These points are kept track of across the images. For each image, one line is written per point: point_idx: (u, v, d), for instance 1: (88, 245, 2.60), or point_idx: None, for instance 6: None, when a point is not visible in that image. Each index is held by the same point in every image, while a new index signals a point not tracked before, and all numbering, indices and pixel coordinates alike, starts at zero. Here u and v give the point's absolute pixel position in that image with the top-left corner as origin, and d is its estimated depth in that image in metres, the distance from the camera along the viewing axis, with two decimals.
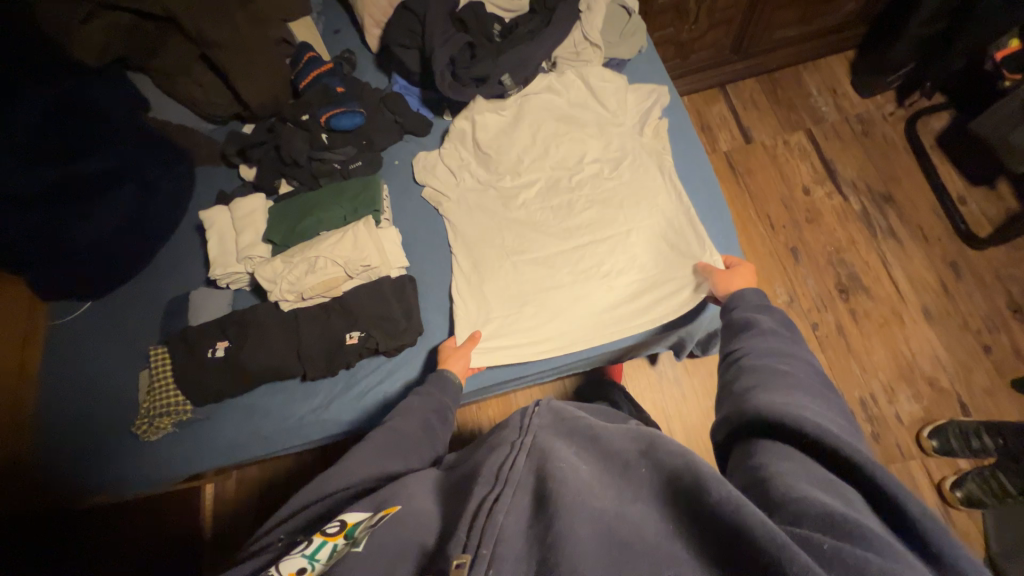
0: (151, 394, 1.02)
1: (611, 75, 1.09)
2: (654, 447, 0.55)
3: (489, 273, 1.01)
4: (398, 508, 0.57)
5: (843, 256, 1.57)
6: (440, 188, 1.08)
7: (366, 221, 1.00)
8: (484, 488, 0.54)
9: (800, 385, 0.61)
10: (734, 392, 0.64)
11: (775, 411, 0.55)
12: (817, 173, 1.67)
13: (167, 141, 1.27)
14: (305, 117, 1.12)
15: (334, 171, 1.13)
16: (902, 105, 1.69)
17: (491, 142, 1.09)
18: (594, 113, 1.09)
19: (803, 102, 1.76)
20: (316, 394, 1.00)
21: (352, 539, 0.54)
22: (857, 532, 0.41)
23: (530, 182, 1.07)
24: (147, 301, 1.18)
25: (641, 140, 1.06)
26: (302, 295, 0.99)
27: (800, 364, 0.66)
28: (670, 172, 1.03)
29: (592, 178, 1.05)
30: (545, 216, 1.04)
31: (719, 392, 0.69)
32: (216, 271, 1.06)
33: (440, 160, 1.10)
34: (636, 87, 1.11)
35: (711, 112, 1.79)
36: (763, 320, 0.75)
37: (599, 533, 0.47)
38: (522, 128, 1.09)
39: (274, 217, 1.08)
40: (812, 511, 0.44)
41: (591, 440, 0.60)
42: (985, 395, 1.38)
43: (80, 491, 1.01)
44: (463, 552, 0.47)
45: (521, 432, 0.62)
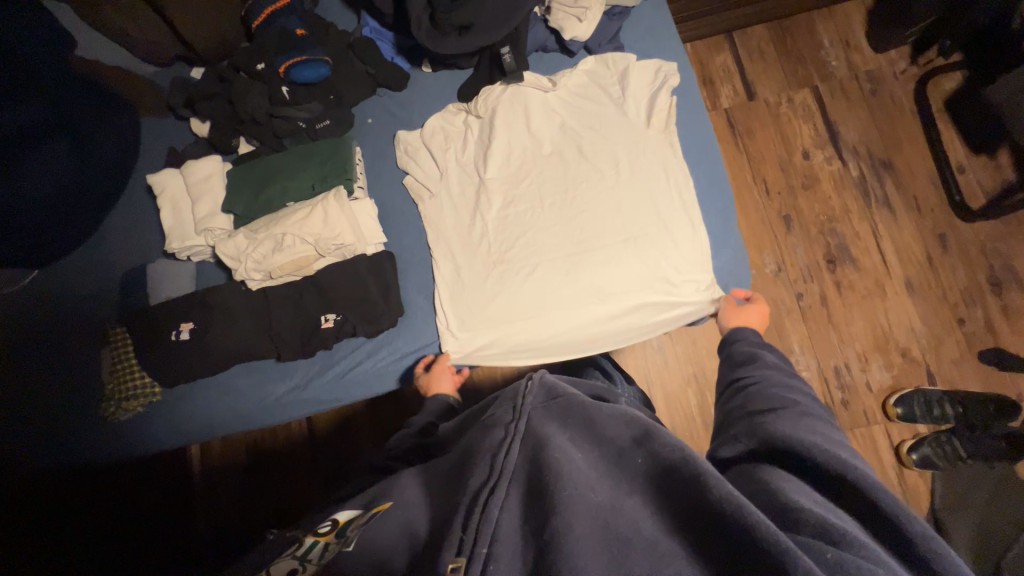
0: (114, 375, 1.02)
1: (620, 58, 0.97)
2: (649, 437, 0.54)
3: (478, 283, 0.95)
4: (389, 504, 0.60)
5: (835, 225, 1.54)
6: (425, 183, 0.99)
7: (337, 193, 0.92)
8: (479, 483, 0.53)
9: (810, 415, 0.63)
10: (738, 418, 0.66)
11: (777, 434, 0.58)
12: (819, 136, 1.59)
13: (106, 87, 1.12)
14: (261, 66, 0.98)
15: (299, 131, 1.01)
16: (915, 62, 1.58)
17: (481, 134, 0.99)
18: (597, 101, 0.97)
19: (813, 54, 1.63)
20: (294, 373, 0.96)
21: (341, 540, 0.58)
22: (855, 544, 0.43)
23: (525, 172, 0.97)
24: (100, 270, 1.09)
25: (649, 135, 0.94)
26: (270, 274, 0.93)
27: (804, 396, 0.68)
28: (677, 175, 0.93)
29: (593, 175, 0.94)
30: (540, 215, 0.95)
31: (726, 412, 0.71)
32: (172, 244, 0.97)
33: (424, 145, 0.99)
34: (639, 65, 0.96)
35: (714, 64, 1.65)
36: (765, 356, 0.78)
37: (597, 528, 0.45)
38: (517, 117, 0.98)
39: (233, 185, 0.98)
40: (811, 521, 0.46)
41: (585, 424, 0.59)
42: (952, 366, 1.42)
43: (67, 469, 0.97)
44: (457, 556, 0.45)
45: (514, 419, 0.61)
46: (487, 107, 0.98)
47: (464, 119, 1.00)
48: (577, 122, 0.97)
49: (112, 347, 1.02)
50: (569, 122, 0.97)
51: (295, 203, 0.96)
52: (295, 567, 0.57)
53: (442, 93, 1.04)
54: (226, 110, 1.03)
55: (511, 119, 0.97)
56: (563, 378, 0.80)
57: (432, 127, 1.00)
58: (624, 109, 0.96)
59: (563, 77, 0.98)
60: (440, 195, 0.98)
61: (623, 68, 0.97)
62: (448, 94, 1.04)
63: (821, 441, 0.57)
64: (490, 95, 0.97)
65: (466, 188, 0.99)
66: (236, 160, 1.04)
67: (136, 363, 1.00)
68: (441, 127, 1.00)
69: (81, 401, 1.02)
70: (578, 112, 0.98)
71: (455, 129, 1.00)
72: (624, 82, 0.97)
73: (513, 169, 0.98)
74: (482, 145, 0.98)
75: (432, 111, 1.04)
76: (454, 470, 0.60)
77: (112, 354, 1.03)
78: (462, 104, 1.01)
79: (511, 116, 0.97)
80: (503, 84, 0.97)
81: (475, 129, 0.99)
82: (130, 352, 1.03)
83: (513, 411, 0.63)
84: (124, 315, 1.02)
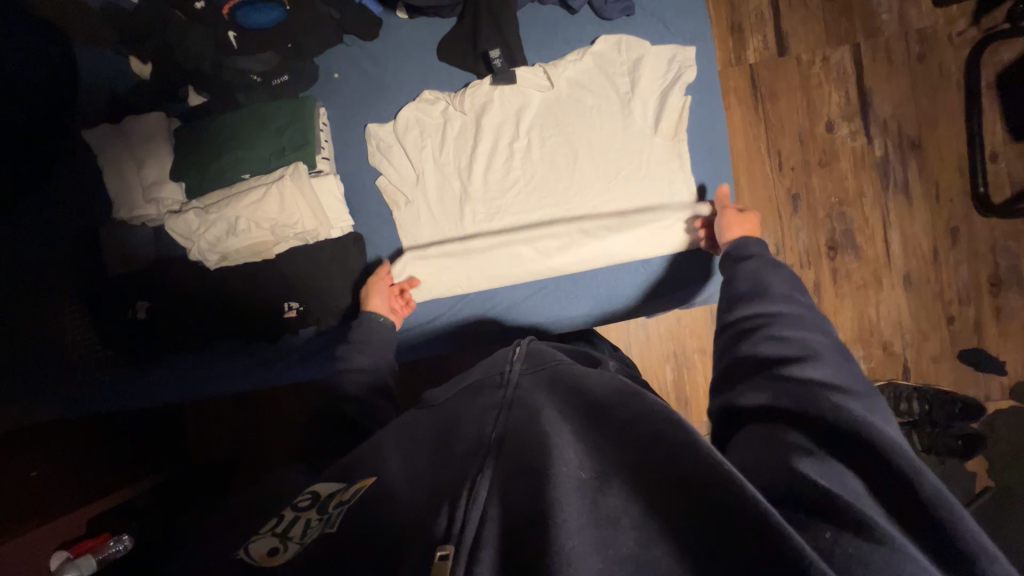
0: (75, 343, 1.03)
1: (635, 44, 0.94)
2: (638, 398, 0.54)
3: (455, 287, 0.98)
4: (372, 479, 0.60)
5: (844, 209, 1.41)
6: (399, 187, 0.97)
7: (295, 170, 0.86)
8: (467, 456, 0.55)
9: (823, 362, 0.62)
10: (744, 375, 0.65)
11: (803, 390, 0.57)
12: (849, 106, 1.40)
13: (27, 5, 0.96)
14: (200, 5, 0.87)
15: (254, 85, 0.93)
16: (976, 24, 1.36)
17: (462, 131, 0.97)
18: (602, 93, 0.96)
19: (863, 4, 1.39)
20: (257, 354, 1.02)
21: (324, 519, 0.57)
22: (863, 525, 0.41)
23: (527, 147, 0.97)
24: (47, 227, 1.03)
25: (655, 142, 0.95)
26: (227, 256, 0.91)
27: (815, 336, 0.66)
28: (681, 179, 0.96)
29: (599, 165, 0.96)
30: (536, 203, 0.98)
31: (735, 354, 0.69)
32: (118, 212, 0.91)
33: (397, 142, 0.96)
34: (654, 53, 0.94)
35: (747, 7, 1.41)
36: (773, 287, 0.75)
37: (586, 508, 0.44)
38: (501, 113, 0.96)
39: (180, 150, 0.91)
40: (811, 479, 0.46)
41: (573, 384, 0.62)
42: (930, 362, 1.41)
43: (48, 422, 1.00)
44: (445, 541, 0.45)
45: (503, 387, 0.66)
46: (474, 104, 0.95)
47: (443, 110, 0.96)
48: (579, 115, 0.96)
49: (64, 318, 1.02)
50: (569, 117, 0.96)
51: (251, 174, 0.90)
52: (276, 546, 0.55)
53: (418, 54, 0.97)
54: (171, 55, 0.92)
55: (501, 116, 0.96)
56: (556, 343, 0.84)
57: (406, 118, 0.96)
58: (630, 107, 0.96)
59: (566, 64, 0.94)
60: (416, 201, 0.97)
61: (636, 55, 0.95)
62: (425, 48, 0.97)
63: (838, 401, 0.55)
64: (478, 90, 0.94)
65: (444, 193, 0.98)
66: (185, 115, 0.95)
67: (92, 328, 1.03)
68: (417, 118, 0.96)
69: (59, 361, 1.03)
70: (580, 106, 0.96)
71: (432, 121, 0.96)
72: (635, 73, 0.95)
73: (500, 145, 0.97)
74: (465, 143, 0.97)
75: (408, 68, 0.97)
76: (441, 432, 0.64)
77: (60, 323, 1.02)
78: (441, 92, 0.96)
79: (497, 117, 0.96)
80: (492, 81, 0.93)
81: (455, 129, 0.96)
82: (80, 321, 1.03)
83: (503, 378, 0.68)
84: (85, 285, 1.02)
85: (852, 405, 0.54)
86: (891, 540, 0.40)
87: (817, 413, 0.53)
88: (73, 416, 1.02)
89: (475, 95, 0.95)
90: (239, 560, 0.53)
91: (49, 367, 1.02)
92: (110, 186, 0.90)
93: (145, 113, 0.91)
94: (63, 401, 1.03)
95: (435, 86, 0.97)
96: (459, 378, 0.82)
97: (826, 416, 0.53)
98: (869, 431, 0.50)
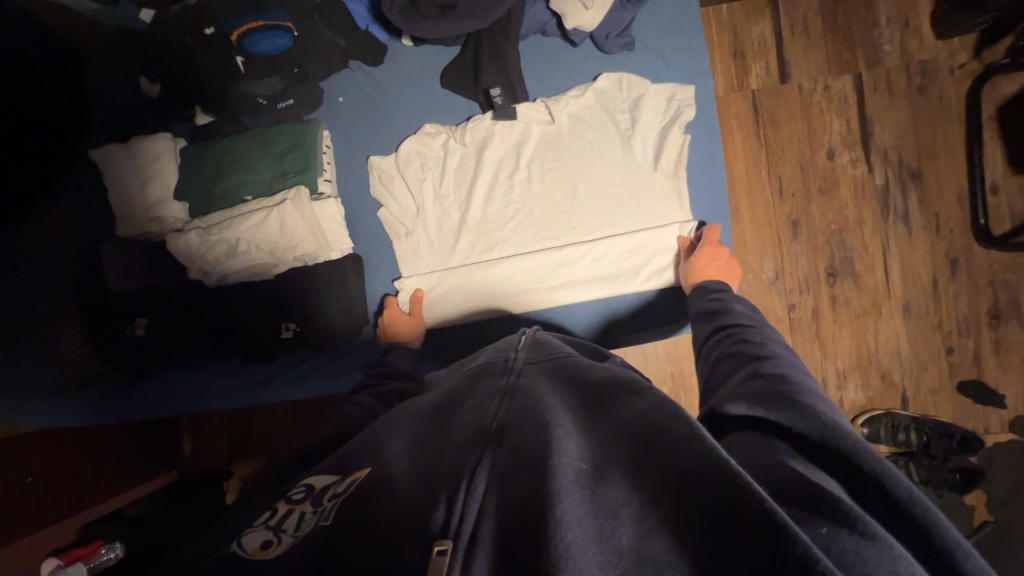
0: (75, 361, 1.06)
1: (635, 83, 1.01)
2: (640, 395, 0.56)
3: (453, 314, 1.04)
4: (366, 471, 0.57)
5: (844, 236, 1.38)
6: (400, 219, 1.04)
7: (298, 192, 0.95)
8: (467, 445, 0.54)
9: (793, 366, 0.63)
10: (723, 384, 0.65)
11: (780, 397, 0.55)
12: (850, 134, 1.37)
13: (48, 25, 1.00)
14: (211, 31, 0.95)
15: (260, 107, 0.99)
16: (978, 56, 1.35)
17: (462, 162, 1.04)
18: (603, 129, 1.02)
19: (865, 33, 1.38)
20: (256, 371, 1.06)
21: (318, 512, 0.55)
22: (856, 516, 0.40)
23: (528, 176, 1.04)
24: (62, 235, 1.08)
25: (656, 179, 1.01)
26: (225, 276, 1.00)
27: (781, 345, 0.70)
28: (680, 211, 1.01)
29: (600, 200, 1.02)
30: (534, 235, 1.03)
31: (715, 365, 0.71)
32: (125, 228, 1.00)
33: (398, 174, 1.04)
34: (655, 92, 1.00)
35: (749, 33, 1.39)
36: (736, 304, 0.82)
37: (586, 500, 0.44)
38: (498, 146, 1.03)
39: (186, 172, 1.00)
40: (799, 476, 0.45)
41: (575, 380, 0.64)
42: (929, 393, 1.37)
43: (55, 429, 1.04)
44: (444, 536, 0.44)
45: (507, 373, 0.68)
46: (474, 138, 1.03)
47: (444, 143, 1.04)
48: (579, 148, 1.02)
49: (64, 333, 1.04)
50: (568, 150, 1.03)
51: (253, 196, 0.99)
52: (269, 540, 0.52)
53: (421, 88, 1.06)
54: (187, 78, 1.00)
55: (501, 150, 1.04)
56: (558, 337, 0.83)
57: (408, 152, 1.04)
58: (630, 144, 1.01)
59: (568, 100, 1.02)
60: (415, 232, 1.04)
61: (637, 93, 1.01)
62: (430, 79, 1.06)
63: (814, 402, 0.55)
64: (479, 124, 1.02)
65: (443, 223, 1.05)
66: (190, 135, 1.03)
67: (88, 343, 1.05)
68: (418, 151, 1.04)
69: (63, 370, 1.06)
70: (580, 140, 1.02)
71: (433, 153, 1.04)
72: (635, 111, 1.01)
73: (499, 175, 1.04)
74: (465, 173, 1.04)
75: (411, 94, 1.07)
76: (442, 416, 0.65)
77: (62, 340, 1.05)
78: (441, 125, 1.04)
79: (496, 149, 1.04)
80: (491, 115, 1.00)
81: (454, 161, 1.04)
82: (78, 337, 1.05)
83: (506, 365, 0.71)
84: (81, 303, 1.04)
85: (824, 406, 0.54)
86: (874, 534, 0.39)
87: (789, 421, 0.52)
88: (86, 421, 1.08)
89: (478, 129, 1.03)
90: (230, 553, 0.50)
91: (53, 379, 1.06)
92: (119, 205, 0.99)
93: (153, 135, 0.99)
94: (68, 412, 1.07)
95: (436, 120, 1.06)
96: (461, 362, 0.84)
97: (796, 424, 0.51)
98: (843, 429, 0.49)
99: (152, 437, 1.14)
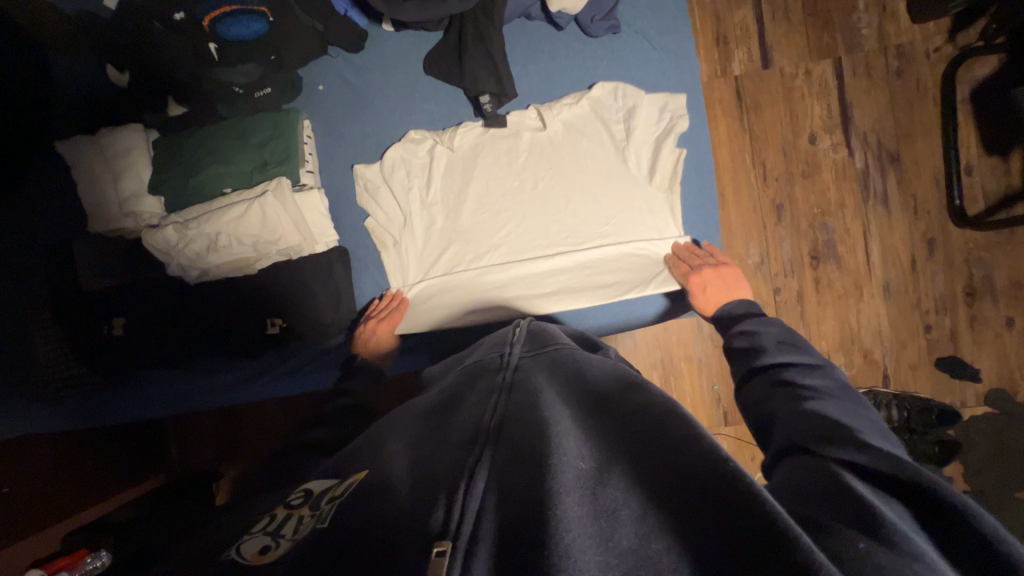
0: (54, 367, 1.01)
1: (630, 93, 1.00)
2: (639, 389, 0.56)
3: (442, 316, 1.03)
4: (365, 472, 0.57)
5: (826, 219, 1.40)
6: (387, 228, 1.02)
7: (279, 182, 0.92)
8: (464, 446, 0.54)
9: (853, 413, 0.63)
10: (793, 421, 0.62)
11: (845, 436, 0.55)
12: (831, 118, 1.39)
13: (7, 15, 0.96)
14: (179, 15, 0.88)
15: (236, 97, 0.97)
16: (952, 40, 1.37)
17: (449, 168, 1.03)
18: (596, 136, 1.01)
19: (844, 17, 1.39)
20: (242, 368, 1.04)
21: (317, 515, 0.54)
22: (907, 539, 0.40)
23: (522, 182, 1.02)
24: (30, 235, 1.03)
25: (650, 191, 1.01)
26: (206, 271, 0.97)
27: (828, 382, 0.69)
28: (674, 222, 1.02)
29: (595, 210, 1.01)
30: (525, 243, 1.02)
31: (772, 400, 0.68)
32: (96, 225, 0.96)
33: (385, 182, 1.01)
34: (648, 103, 1.00)
35: (731, 19, 1.40)
36: (766, 331, 0.80)
37: (587, 499, 0.43)
38: (488, 155, 1.03)
39: (160, 162, 0.96)
40: (855, 498, 0.45)
41: (574, 375, 0.64)
42: (908, 370, 1.41)
43: (32, 432, 1.02)
44: (443, 538, 0.43)
45: (504, 368, 0.68)
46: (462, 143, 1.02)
47: (430, 148, 1.02)
48: (572, 154, 1.01)
49: (36, 335, 1.00)
50: (561, 156, 1.02)
51: (232, 188, 0.96)
52: (268, 545, 0.51)
53: (404, 79, 1.05)
54: (160, 69, 0.97)
55: (491, 157, 1.03)
56: (555, 328, 0.82)
57: (393, 158, 1.02)
58: (625, 154, 1.01)
59: (561, 107, 1.01)
60: (403, 242, 1.02)
61: (630, 104, 1.01)
62: (413, 64, 1.04)
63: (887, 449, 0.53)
64: (469, 132, 1.02)
65: (431, 231, 1.04)
66: (163, 126, 1.00)
67: (63, 346, 1.01)
68: (404, 158, 1.02)
69: (38, 375, 1.01)
70: (574, 148, 1.02)
71: (419, 159, 1.03)
72: (629, 121, 1.01)
73: (490, 186, 1.03)
74: (453, 180, 1.03)
75: (394, 82, 1.05)
76: (440, 415, 0.64)
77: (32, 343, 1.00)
78: (427, 132, 1.03)
79: (488, 157, 1.03)
80: (485, 124, 1.01)
81: (443, 169, 1.03)
82: (52, 340, 1.00)
83: (502, 361, 0.71)
84: (53, 305, 1.00)
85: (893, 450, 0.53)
86: (925, 558, 0.39)
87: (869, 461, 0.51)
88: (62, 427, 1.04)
89: (472, 132, 1.02)
90: (228, 561, 0.49)
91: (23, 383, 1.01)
92: (89, 200, 0.94)
93: (123, 127, 0.95)
94: (43, 419, 1.02)
95: (422, 127, 1.04)
96: (457, 359, 0.84)
97: (877, 463, 0.50)
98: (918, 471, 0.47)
99: (137, 443, 1.12)
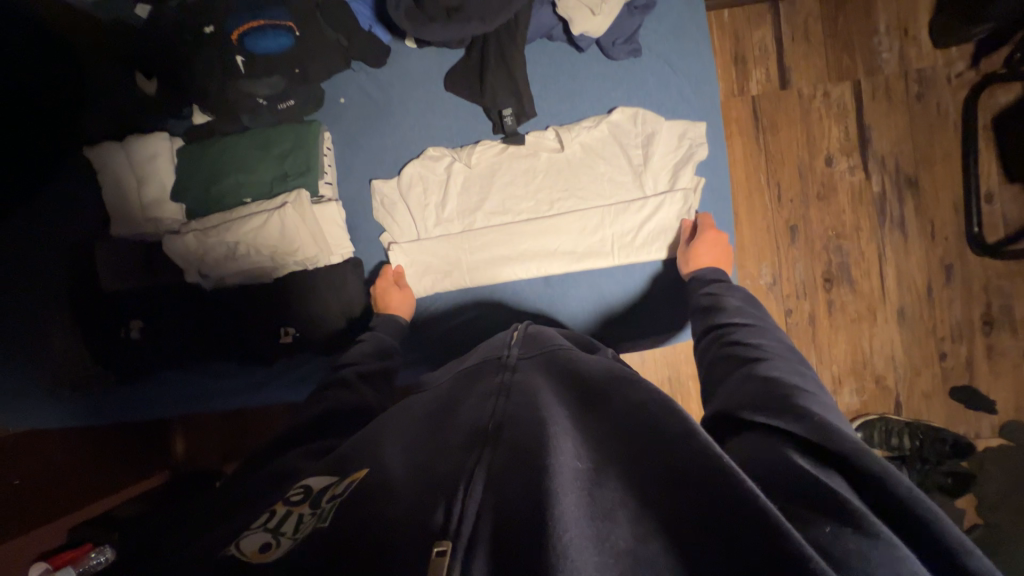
0: (72, 366, 1.05)
1: (650, 119, 1.01)
2: (635, 387, 0.56)
3: (454, 333, 1.04)
4: (365, 471, 0.57)
5: (841, 242, 1.39)
6: (401, 243, 1.04)
7: (298, 195, 0.94)
8: (462, 447, 0.53)
9: (794, 368, 0.64)
10: (731, 385, 0.63)
11: (781, 404, 0.54)
12: (849, 140, 1.38)
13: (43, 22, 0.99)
14: (209, 29, 0.95)
15: (258, 108, 0.97)
16: (975, 66, 1.36)
17: (465, 185, 1.04)
18: (614, 160, 1.02)
19: (865, 40, 1.38)
20: (251, 374, 1.05)
21: (317, 514, 0.54)
22: (863, 516, 0.40)
23: (535, 199, 1.03)
24: (53, 234, 1.06)
25: (666, 218, 1.01)
26: (223, 279, 0.99)
27: (776, 343, 0.70)
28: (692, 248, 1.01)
29: (609, 235, 1.01)
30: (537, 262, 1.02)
31: (720, 364, 0.69)
32: (119, 229, 0.98)
33: (401, 199, 1.04)
34: (668, 129, 1.01)
35: (751, 39, 1.40)
36: (730, 297, 0.82)
37: (585, 500, 0.43)
38: (504, 173, 1.04)
39: (182, 170, 0.98)
40: (803, 474, 0.45)
41: (570, 373, 0.64)
42: (921, 398, 1.38)
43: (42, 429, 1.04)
44: (443, 539, 0.43)
45: (502, 370, 0.68)
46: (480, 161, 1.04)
47: (448, 165, 1.04)
48: (587, 174, 1.02)
49: (53, 333, 1.04)
50: (577, 176, 1.02)
51: (252, 199, 0.98)
52: (269, 542, 0.52)
53: (424, 94, 1.05)
54: (185, 77, 0.98)
55: (508, 174, 1.04)
56: (553, 330, 0.83)
57: (411, 175, 1.04)
58: (642, 179, 1.01)
59: (581, 130, 1.02)
60: (417, 258, 1.04)
61: (650, 130, 1.02)
62: (434, 79, 1.05)
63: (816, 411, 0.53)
64: (488, 150, 1.03)
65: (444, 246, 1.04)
66: (188, 135, 1.01)
67: (82, 347, 1.04)
68: (421, 175, 1.04)
69: (55, 375, 1.05)
70: (591, 170, 1.02)
71: (436, 176, 1.04)
72: (648, 146, 1.02)
73: (506, 203, 1.03)
74: (468, 197, 1.04)
75: (415, 97, 1.06)
76: (438, 416, 0.64)
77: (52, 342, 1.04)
78: (445, 149, 1.04)
79: (504, 174, 1.04)
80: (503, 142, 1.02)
81: (458, 186, 1.04)
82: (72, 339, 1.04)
83: (501, 362, 0.71)
84: (75, 306, 1.03)
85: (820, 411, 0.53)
86: (883, 536, 0.38)
87: (792, 428, 0.50)
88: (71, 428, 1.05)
89: (490, 151, 1.03)
90: (229, 556, 0.50)
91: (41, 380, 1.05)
92: (113, 204, 0.97)
93: (150, 135, 0.98)
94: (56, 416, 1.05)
95: (441, 144, 1.06)
96: (456, 362, 0.83)
97: (796, 429, 0.50)
98: (848, 440, 0.47)
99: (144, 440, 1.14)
